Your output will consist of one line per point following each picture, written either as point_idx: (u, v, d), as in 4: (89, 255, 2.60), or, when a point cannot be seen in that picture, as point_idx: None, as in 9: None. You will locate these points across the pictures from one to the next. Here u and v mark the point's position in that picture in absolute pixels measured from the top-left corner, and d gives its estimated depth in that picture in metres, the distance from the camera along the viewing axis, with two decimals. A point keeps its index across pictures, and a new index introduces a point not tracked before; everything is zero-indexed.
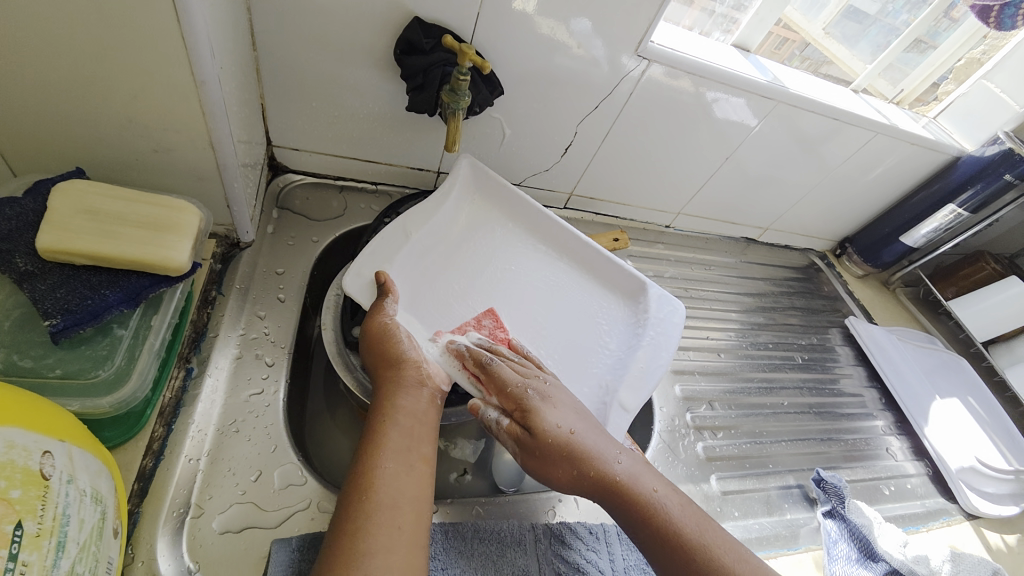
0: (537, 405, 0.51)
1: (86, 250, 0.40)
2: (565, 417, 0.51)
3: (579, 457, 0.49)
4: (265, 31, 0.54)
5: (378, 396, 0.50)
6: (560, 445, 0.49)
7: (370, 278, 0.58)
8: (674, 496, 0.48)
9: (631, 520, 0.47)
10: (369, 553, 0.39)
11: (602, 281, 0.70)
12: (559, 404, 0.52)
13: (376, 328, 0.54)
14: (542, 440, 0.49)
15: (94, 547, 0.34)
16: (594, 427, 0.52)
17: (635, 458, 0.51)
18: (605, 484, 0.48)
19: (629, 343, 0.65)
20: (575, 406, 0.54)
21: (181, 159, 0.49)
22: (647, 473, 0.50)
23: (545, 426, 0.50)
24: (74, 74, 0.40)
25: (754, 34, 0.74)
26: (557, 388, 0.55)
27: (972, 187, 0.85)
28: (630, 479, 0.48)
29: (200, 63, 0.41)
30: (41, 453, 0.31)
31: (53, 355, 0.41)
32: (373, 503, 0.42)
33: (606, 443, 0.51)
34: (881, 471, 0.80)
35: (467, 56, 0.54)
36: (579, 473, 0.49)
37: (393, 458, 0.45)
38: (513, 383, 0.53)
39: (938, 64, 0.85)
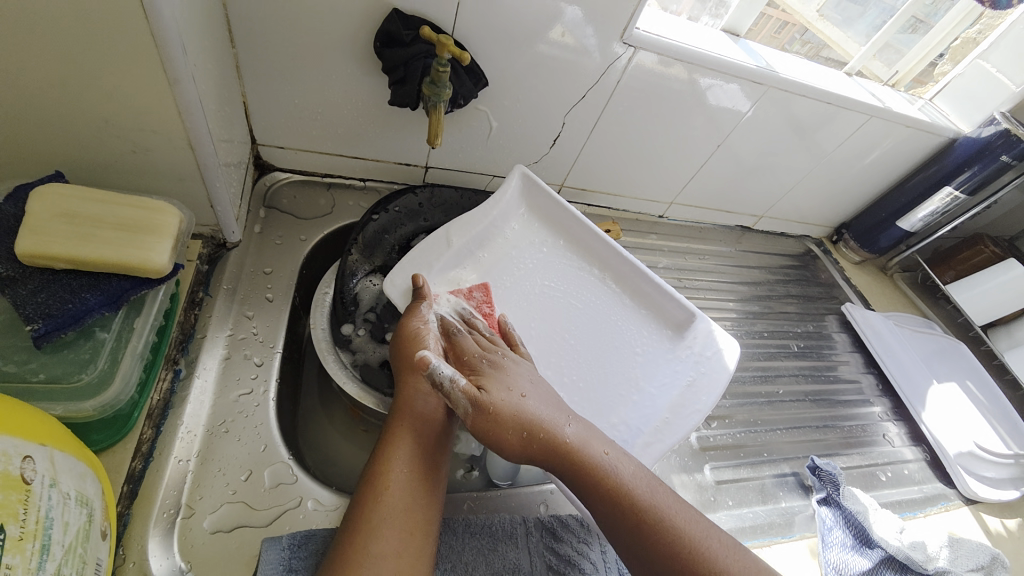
0: (489, 374, 0.51)
1: (63, 254, 0.40)
2: (519, 383, 0.50)
3: (531, 423, 0.48)
4: (244, 29, 0.53)
5: (396, 398, 0.50)
6: (512, 410, 0.48)
7: (404, 286, 0.59)
8: (626, 461, 0.49)
9: (583, 485, 0.46)
10: (380, 556, 0.41)
11: (646, 310, 0.67)
12: (513, 371, 0.52)
13: (409, 332, 0.54)
14: (496, 405, 0.48)
15: (81, 549, 0.34)
16: (544, 394, 0.51)
17: (587, 426, 0.51)
18: (557, 451, 0.47)
19: (669, 381, 0.63)
20: (533, 375, 0.53)
21: (161, 160, 0.48)
22: (598, 437, 0.50)
23: (497, 390, 0.49)
24: (46, 78, 0.40)
25: (744, 18, 0.73)
26: (517, 361, 0.54)
27: (969, 169, 0.83)
28: (581, 443, 0.48)
29: (173, 62, 0.41)
30: (21, 458, 0.31)
31: (36, 359, 0.41)
32: (388, 508, 0.43)
33: (554, 410, 0.50)
34: (879, 458, 0.80)
35: (444, 48, 0.53)
36: (530, 438, 0.47)
37: (408, 464, 0.46)
38: (471, 353, 0.53)
39: (933, 45, 0.83)
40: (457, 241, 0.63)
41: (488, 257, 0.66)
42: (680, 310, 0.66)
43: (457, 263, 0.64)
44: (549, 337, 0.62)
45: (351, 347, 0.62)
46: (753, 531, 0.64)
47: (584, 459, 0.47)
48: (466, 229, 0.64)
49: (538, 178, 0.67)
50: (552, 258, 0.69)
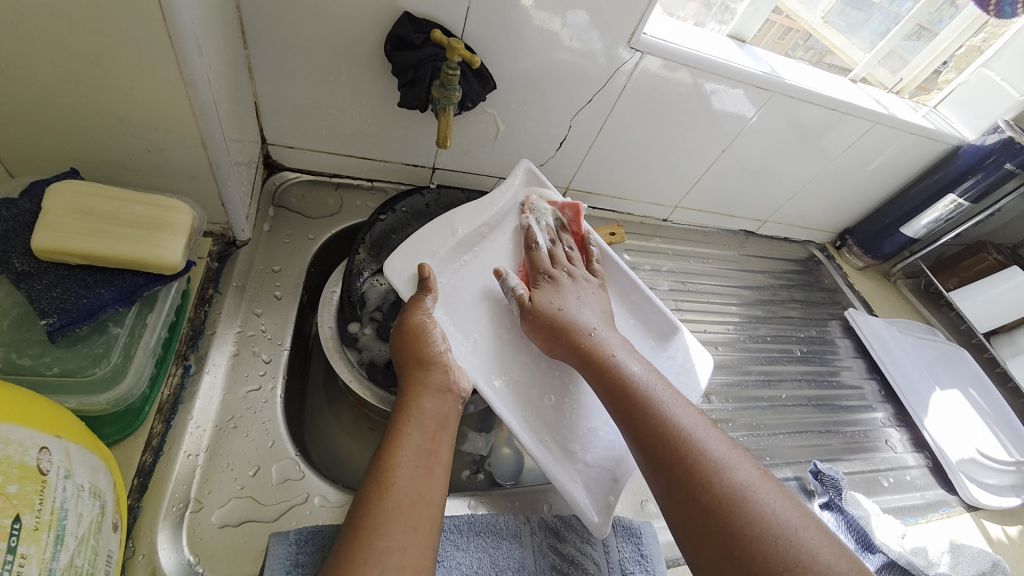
0: (543, 286, 0.60)
1: (79, 250, 0.41)
2: (562, 299, 0.59)
3: (562, 325, 0.56)
4: (257, 30, 0.54)
5: (403, 397, 0.50)
6: (549, 315, 0.56)
7: (416, 270, 0.58)
8: (637, 365, 0.53)
9: (596, 377, 0.53)
10: (383, 551, 0.39)
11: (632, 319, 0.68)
12: (564, 288, 0.60)
13: (413, 325, 0.54)
14: (538, 310, 0.57)
15: (93, 541, 0.35)
16: (586, 310, 0.59)
17: (616, 338, 0.56)
18: (580, 351, 0.55)
19: None
20: (583, 298, 0.60)
21: (174, 158, 0.49)
22: (621, 347, 0.55)
23: (542, 299, 0.58)
24: (66, 76, 0.41)
25: (750, 24, 0.73)
26: (576, 284, 0.61)
27: (972, 177, 0.84)
28: (600, 347, 0.54)
29: (190, 63, 0.41)
30: (38, 449, 0.31)
31: (51, 353, 0.41)
32: (391, 503, 0.42)
33: (593, 323, 0.57)
34: (881, 464, 0.80)
35: (456, 51, 0.55)
36: (560, 340, 0.56)
37: (414, 459, 0.45)
38: (540, 267, 0.62)
39: (937, 53, 0.84)
40: (460, 230, 0.63)
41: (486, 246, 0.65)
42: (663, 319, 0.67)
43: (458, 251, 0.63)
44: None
45: (357, 345, 0.63)
46: None
47: (597, 358, 0.53)
48: (470, 216, 0.64)
49: (542, 174, 0.69)
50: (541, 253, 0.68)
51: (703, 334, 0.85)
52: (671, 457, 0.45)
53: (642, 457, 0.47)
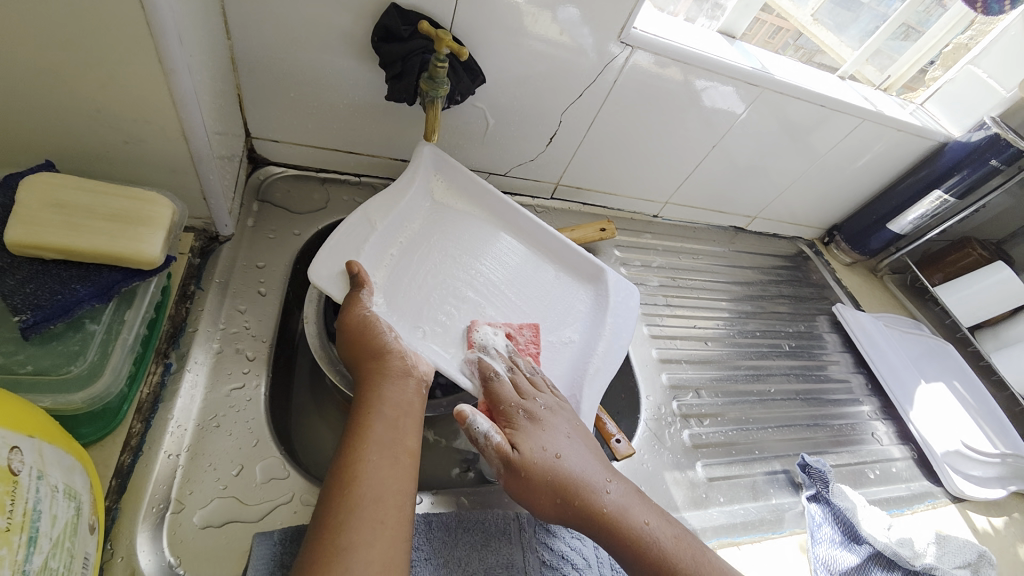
0: (526, 426, 0.51)
1: (53, 245, 0.39)
2: (554, 441, 0.51)
3: (565, 484, 0.49)
4: (240, 21, 0.53)
5: (363, 389, 0.50)
6: (545, 469, 0.49)
7: (342, 269, 0.55)
8: (665, 527, 0.50)
9: (619, 551, 0.48)
10: (349, 549, 0.39)
11: (564, 268, 0.70)
12: (549, 426, 0.52)
13: (354, 318, 0.52)
14: (529, 463, 0.49)
15: (68, 543, 0.34)
16: (584, 455, 0.52)
17: (625, 487, 0.51)
18: (591, 515, 0.48)
19: (590, 331, 0.65)
20: (571, 430, 0.53)
21: (152, 151, 0.48)
22: (636, 503, 0.50)
23: (530, 447, 0.50)
24: (35, 66, 0.39)
25: (740, 20, 0.73)
26: (554, 412, 0.54)
27: (959, 172, 0.84)
28: (619, 512, 0.49)
29: (168, 53, 0.40)
30: (9, 449, 0.30)
31: (23, 351, 0.40)
32: (355, 499, 0.41)
33: (595, 471, 0.51)
34: (868, 456, 0.81)
35: (444, 43, 0.53)
36: (563, 502, 0.49)
37: (379, 452, 0.45)
38: (507, 402, 0.53)
39: (926, 49, 0.84)
40: (380, 224, 0.60)
41: (413, 235, 0.64)
42: (590, 262, 0.69)
43: (385, 241, 0.61)
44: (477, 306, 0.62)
45: None
46: (743, 528, 0.65)
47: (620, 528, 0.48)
48: (387, 209, 0.61)
49: (450, 157, 0.66)
50: (479, 231, 0.68)
51: (693, 329, 0.85)
52: None
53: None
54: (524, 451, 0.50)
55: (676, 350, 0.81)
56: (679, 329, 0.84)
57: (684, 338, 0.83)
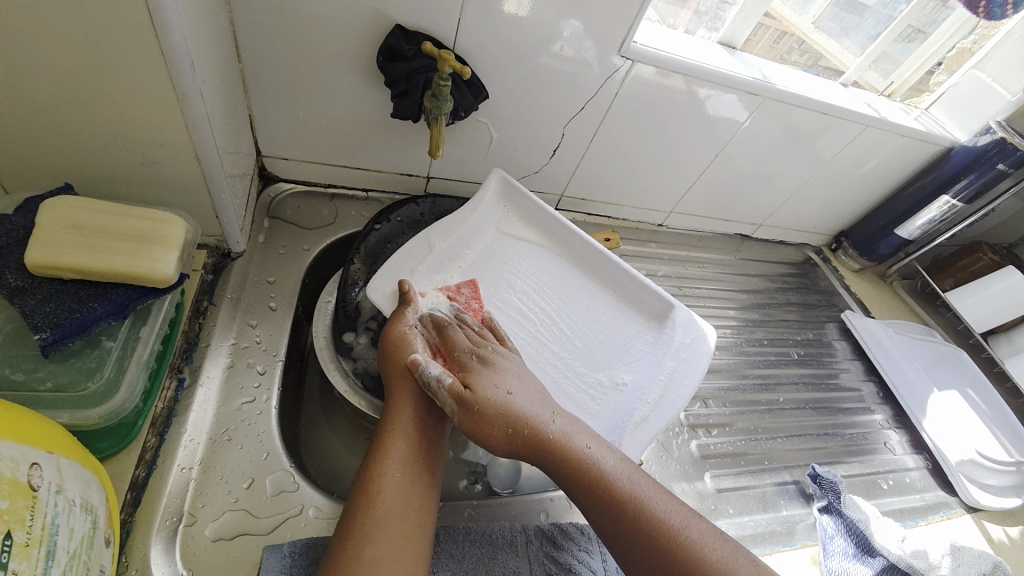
0: (478, 368, 0.52)
1: (72, 265, 0.41)
2: (505, 380, 0.52)
3: (514, 415, 0.49)
4: (250, 45, 0.55)
5: (390, 406, 0.51)
6: (496, 405, 0.49)
7: (392, 287, 0.59)
8: (608, 453, 0.49)
9: (563, 476, 0.47)
10: (374, 562, 0.40)
11: (624, 299, 0.70)
12: (502, 368, 0.53)
13: (394, 335, 0.54)
14: (480, 398, 0.49)
15: (85, 556, 0.35)
16: (534, 393, 0.52)
17: (571, 419, 0.51)
18: (538, 442, 0.48)
19: (651, 371, 0.64)
20: (520, 372, 0.54)
21: (167, 172, 0.49)
22: (581, 430, 0.50)
23: (483, 387, 0.50)
24: (58, 93, 0.41)
25: (739, 30, 0.74)
26: (507, 356, 0.55)
27: (966, 177, 0.84)
28: (563, 436, 0.48)
29: (181, 78, 0.42)
30: (29, 465, 0.31)
31: (44, 368, 0.41)
32: (381, 514, 0.43)
33: (540, 405, 0.51)
34: (881, 466, 0.80)
35: (447, 62, 0.55)
36: (514, 431, 0.49)
37: (402, 470, 0.46)
38: (462, 348, 0.55)
39: (927, 55, 0.85)
40: (438, 245, 0.64)
41: (474, 255, 0.66)
42: (654, 298, 0.68)
43: (445, 262, 0.64)
44: (529, 330, 0.64)
45: (352, 354, 0.63)
46: (754, 540, 0.64)
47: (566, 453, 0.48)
48: (449, 231, 0.64)
49: (517, 182, 0.68)
50: (536, 258, 0.69)
51: None
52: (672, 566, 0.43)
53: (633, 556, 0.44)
54: (475, 387, 0.50)
55: None
56: None
57: None
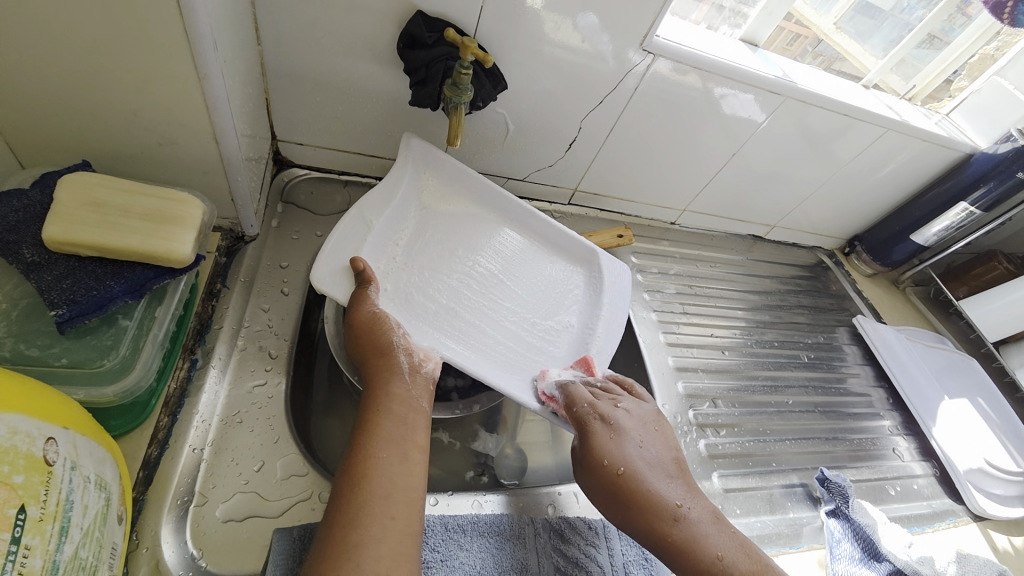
0: (601, 437, 0.51)
1: (90, 241, 0.41)
2: (628, 454, 0.50)
3: (636, 501, 0.48)
4: (270, 26, 0.54)
5: (371, 386, 0.49)
6: (619, 486, 0.48)
7: (342, 263, 0.54)
8: (746, 563, 0.44)
9: None
10: (359, 544, 0.38)
11: (557, 254, 0.72)
12: (624, 434, 0.52)
13: (362, 315, 0.52)
14: (602, 478, 0.50)
15: (98, 533, 0.35)
16: (654, 464, 0.50)
17: (705, 512, 0.48)
18: (664, 538, 0.46)
19: (587, 312, 0.68)
20: (644, 440, 0.52)
21: (185, 153, 0.49)
22: (716, 533, 0.46)
23: (605, 464, 0.50)
24: (78, 68, 0.41)
25: (763, 28, 0.73)
26: (632, 421, 0.53)
27: (985, 184, 0.83)
28: (692, 537, 0.45)
29: (203, 57, 0.41)
30: (45, 440, 0.31)
31: (59, 344, 0.41)
32: (366, 495, 0.41)
33: (670, 491, 0.48)
34: (888, 472, 0.80)
35: (470, 49, 0.54)
36: (637, 520, 0.47)
37: (388, 448, 0.44)
38: (585, 409, 0.53)
39: (951, 59, 0.83)
40: (375, 220, 0.59)
41: (415, 228, 0.64)
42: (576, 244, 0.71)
43: (389, 233, 0.61)
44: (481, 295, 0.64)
45: None
46: (760, 541, 0.64)
47: (687, 540, 0.45)
48: (383, 206, 0.60)
49: (435, 150, 0.65)
50: (472, 225, 0.68)
51: (709, 338, 0.85)
52: None
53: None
54: (592, 456, 0.51)
55: (692, 358, 0.81)
56: (696, 338, 0.84)
57: (701, 347, 0.83)
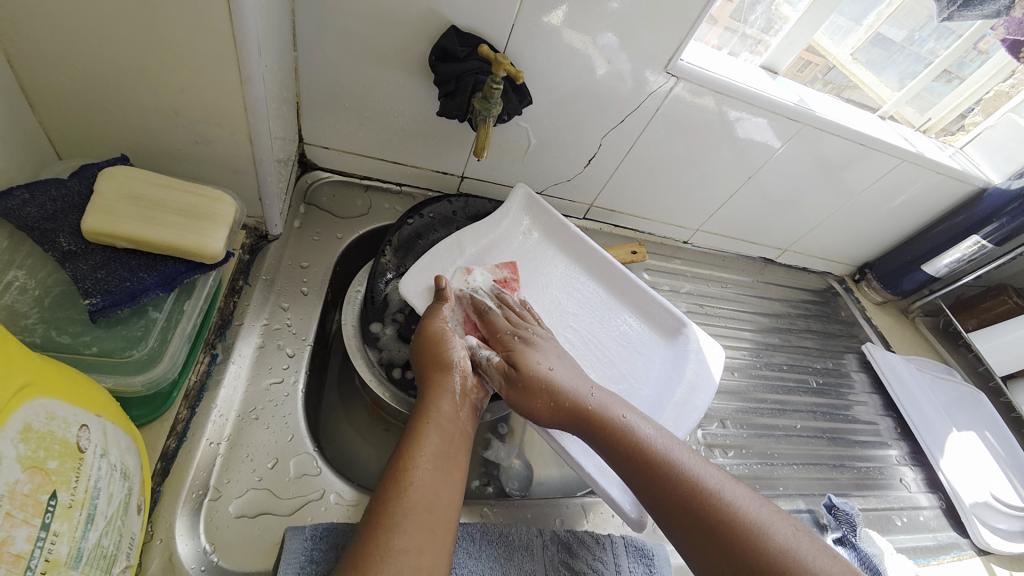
0: (521, 347, 0.57)
1: (127, 234, 0.42)
2: (546, 357, 0.56)
3: (552, 387, 0.53)
4: (307, 34, 0.56)
5: (423, 398, 0.51)
6: (541, 379, 0.54)
7: (427, 282, 0.61)
8: (646, 423, 0.52)
9: (602, 442, 0.50)
10: (401, 551, 0.39)
11: (644, 317, 0.70)
12: (541, 347, 0.58)
13: (432, 330, 0.55)
14: (524, 374, 0.54)
15: (120, 522, 0.35)
16: (570, 366, 0.57)
17: (610, 394, 0.55)
18: (579, 410, 0.52)
19: (667, 385, 0.65)
20: (557, 350, 0.59)
21: (219, 151, 0.50)
22: (617, 402, 0.54)
23: (527, 364, 0.55)
24: (126, 65, 0.42)
25: (783, 56, 0.74)
26: (546, 337, 0.60)
27: (997, 220, 0.84)
28: (602, 407, 0.52)
29: (247, 62, 0.43)
30: (78, 427, 0.32)
31: (90, 332, 0.42)
32: (409, 503, 0.42)
33: (580, 380, 0.55)
34: (895, 503, 0.79)
35: (502, 65, 0.56)
36: (556, 402, 0.53)
37: (432, 461, 0.45)
38: (504, 330, 0.59)
39: (967, 95, 0.83)
40: (469, 249, 0.65)
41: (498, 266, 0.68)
42: (675, 321, 0.68)
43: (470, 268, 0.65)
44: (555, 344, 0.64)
45: (377, 344, 0.63)
46: None
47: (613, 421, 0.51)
48: (478, 236, 0.66)
49: (542, 199, 0.70)
50: (565, 280, 0.70)
51: None
52: (706, 520, 0.44)
53: (673, 528, 0.46)
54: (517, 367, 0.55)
55: None
56: None
57: None
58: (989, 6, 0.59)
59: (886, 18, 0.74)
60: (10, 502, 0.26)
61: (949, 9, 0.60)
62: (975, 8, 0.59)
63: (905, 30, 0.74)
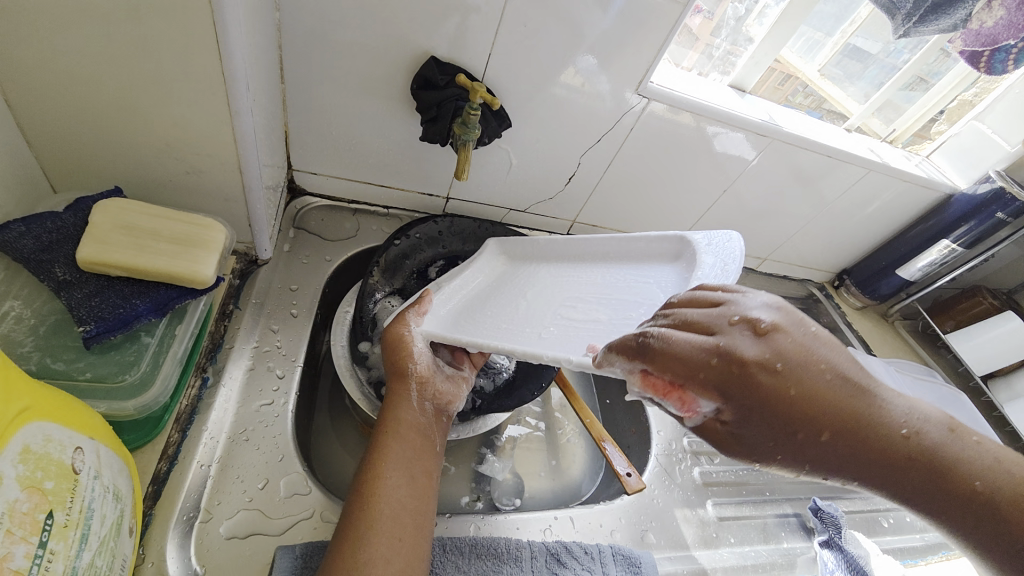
0: (757, 379, 0.32)
1: (121, 262, 0.43)
2: (806, 384, 0.32)
3: (834, 436, 0.33)
4: (296, 67, 0.58)
5: (387, 409, 0.51)
6: (805, 440, 0.33)
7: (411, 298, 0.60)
8: (999, 472, 0.32)
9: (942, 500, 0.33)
10: (370, 562, 0.40)
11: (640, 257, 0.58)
12: (791, 365, 0.32)
13: (394, 343, 0.54)
14: (770, 430, 0.33)
15: (112, 543, 0.36)
16: (843, 381, 0.33)
17: (915, 410, 0.34)
18: (890, 465, 0.33)
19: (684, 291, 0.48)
20: (816, 357, 0.33)
21: (209, 181, 0.52)
22: (934, 419, 0.34)
23: (770, 419, 0.33)
24: (120, 102, 0.44)
25: (750, 75, 0.78)
26: (781, 332, 0.34)
27: (966, 223, 0.87)
28: (924, 453, 0.33)
29: (237, 97, 0.45)
30: (73, 448, 0.33)
31: (84, 359, 0.43)
32: (376, 515, 0.43)
33: (875, 405, 0.33)
34: (881, 504, 0.80)
35: (478, 93, 0.59)
36: (842, 461, 0.33)
37: (398, 471, 0.46)
38: (707, 364, 0.33)
39: (931, 104, 0.87)
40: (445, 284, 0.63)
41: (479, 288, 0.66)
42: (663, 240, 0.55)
43: (451, 290, 0.64)
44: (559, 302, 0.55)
45: (366, 363, 0.64)
46: (755, 570, 0.64)
47: (940, 467, 0.32)
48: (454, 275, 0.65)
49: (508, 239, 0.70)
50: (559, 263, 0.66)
51: None
52: None
53: None
54: (778, 426, 0.33)
55: None
56: None
57: None
58: (945, 21, 0.62)
59: (854, 33, 0.77)
60: (10, 519, 0.27)
61: (906, 26, 0.62)
62: (930, 24, 0.62)
63: (878, 43, 0.78)
